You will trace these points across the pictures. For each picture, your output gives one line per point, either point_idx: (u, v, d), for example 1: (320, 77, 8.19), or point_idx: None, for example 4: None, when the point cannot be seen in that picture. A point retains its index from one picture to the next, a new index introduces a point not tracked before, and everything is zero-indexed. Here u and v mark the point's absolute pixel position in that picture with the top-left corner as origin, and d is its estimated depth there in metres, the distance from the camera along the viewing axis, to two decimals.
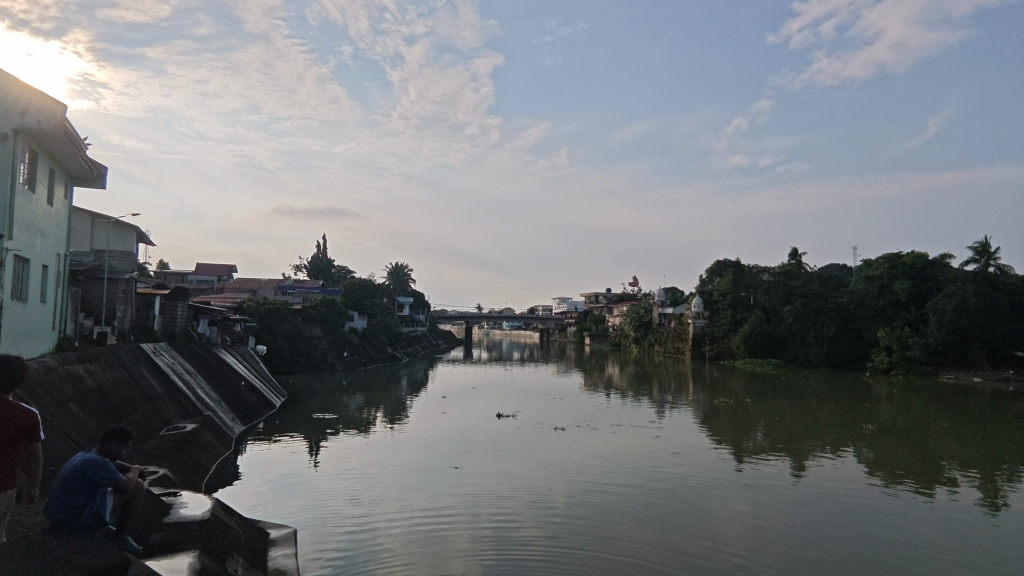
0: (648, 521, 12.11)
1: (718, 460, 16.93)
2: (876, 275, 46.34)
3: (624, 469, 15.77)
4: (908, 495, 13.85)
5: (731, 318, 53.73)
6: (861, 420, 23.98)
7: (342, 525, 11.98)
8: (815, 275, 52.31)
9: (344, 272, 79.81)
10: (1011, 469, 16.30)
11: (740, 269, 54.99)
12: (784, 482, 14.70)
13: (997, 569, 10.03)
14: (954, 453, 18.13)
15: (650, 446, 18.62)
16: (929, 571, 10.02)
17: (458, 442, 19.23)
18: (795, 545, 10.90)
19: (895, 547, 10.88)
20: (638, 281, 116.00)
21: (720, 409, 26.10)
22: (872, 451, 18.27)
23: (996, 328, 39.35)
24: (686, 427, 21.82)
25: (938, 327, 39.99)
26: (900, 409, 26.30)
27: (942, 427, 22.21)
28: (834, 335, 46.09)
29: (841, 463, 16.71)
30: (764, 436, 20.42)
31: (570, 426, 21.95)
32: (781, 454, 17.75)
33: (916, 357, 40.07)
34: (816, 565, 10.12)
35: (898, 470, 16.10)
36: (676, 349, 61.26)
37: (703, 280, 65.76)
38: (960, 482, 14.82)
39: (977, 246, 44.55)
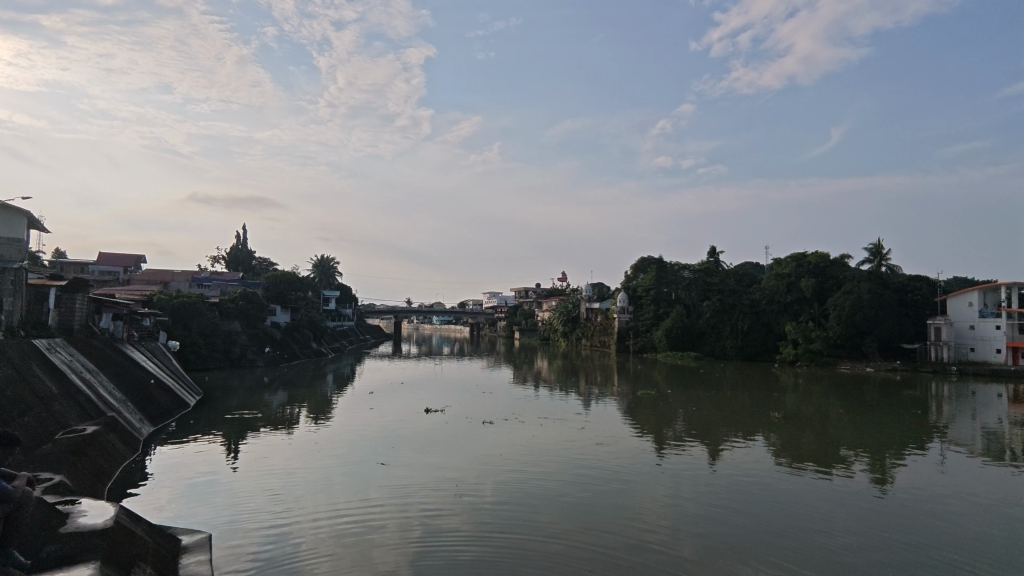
0: (575, 509, 12.36)
1: (640, 449, 17.58)
2: (785, 273, 49.54)
3: (551, 461, 16.07)
4: (809, 476, 14.94)
5: (654, 313, 55.97)
6: (770, 408, 25.71)
7: (262, 525, 11.52)
8: (731, 272, 55.28)
9: (266, 265, 76.47)
10: (897, 451, 17.96)
11: (662, 266, 57.22)
12: (700, 467, 15.52)
13: (885, 537, 11.08)
14: (848, 437, 19.80)
15: (576, 437, 19.14)
16: (828, 541, 10.91)
17: (386, 438, 18.95)
18: (710, 526, 11.49)
19: (797, 523, 11.73)
20: (566, 277, 118.19)
21: (643, 401, 27.17)
22: (778, 437, 19.57)
23: (887, 323, 43.11)
24: (610, 418, 22.56)
25: (837, 322, 43.34)
26: (804, 398, 28.42)
27: (840, 414, 24.17)
28: (748, 329, 49.03)
29: (752, 449, 17.79)
30: (683, 425, 21.46)
31: (498, 420, 22.12)
32: (698, 441, 18.70)
33: (819, 349, 43.31)
34: (729, 541, 10.79)
35: (801, 453, 17.37)
36: (602, 343, 63.04)
37: (628, 276, 67.93)
38: (854, 464, 16.22)
39: (872, 247, 48.57)
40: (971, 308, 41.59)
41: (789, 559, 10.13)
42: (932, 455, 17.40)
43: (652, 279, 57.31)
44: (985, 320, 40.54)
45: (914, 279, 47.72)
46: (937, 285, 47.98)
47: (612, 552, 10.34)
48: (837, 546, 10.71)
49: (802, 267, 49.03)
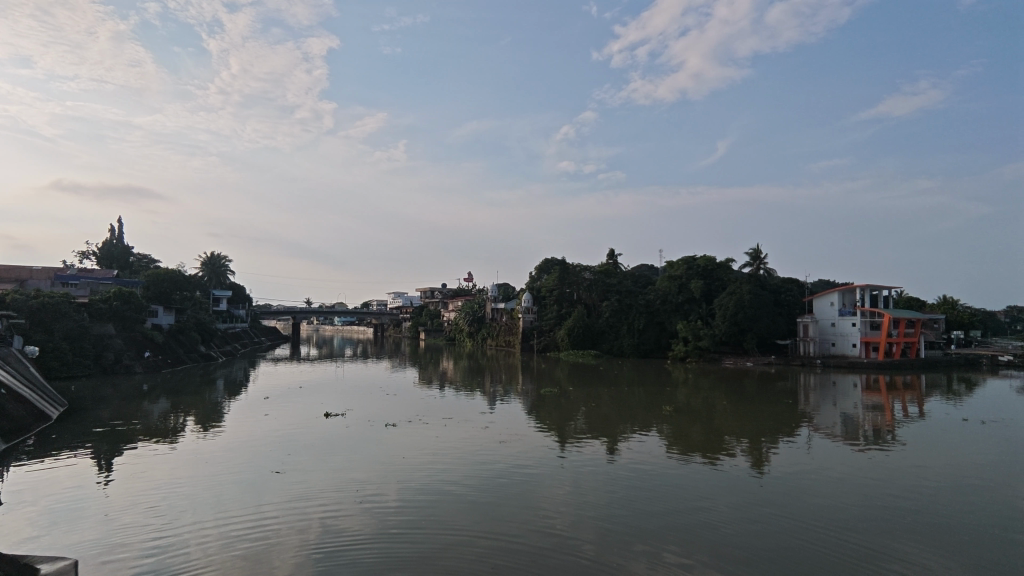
0: (480, 505, 12.47)
1: (543, 445, 18.00)
2: (677, 275, 52.87)
3: (455, 461, 16.06)
4: (697, 464, 16.04)
5: (557, 313, 57.54)
6: (663, 401, 27.27)
7: (141, 541, 10.59)
8: (628, 273, 58.05)
9: (146, 261, 70.13)
10: (771, 438, 19.72)
11: (565, 267, 58.91)
12: (599, 460, 16.20)
13: (764, 516, 12.09)
14: (732, 427, 21.45)
15: (480, 435, 19.29)
16: (716, 521, 11.74)
17: (282, 445, 17.97)
18: (607, 514, 12.04)
19: (684, 506, 12.57)
20: (472, 276, 118.51)
21: (546, 398, 27.87)
22: (670, 430, 20.83)
23: (764, 321, 47.22)
24: (514, 417, 22.93)
25: (722, 321, 46.88)
26: (692, 391, 30.47)
27: (724, 406, 26.16)
28: (643, 328, 51.74)
29: (647, 441, 18.79)
30: (584, 421, 22.23)
31: (401, 422, 21.71)
32: (597, 436, 19.48)
33: (706, 346, 46.57)
34: (626, 527, 11.31)
35: (690, 443, 18.62)
36: (507, 342, 63.87)
37: (532, 277, 69.32)
38: (735, 451, 17.61)
39: (752, 251, 52.94)
40: (833, 308, 46.57)
41: (681, 541, 10.78)
42: (800, 440, 19.30)
43: (555, 280, 58.79)
44: (844, 318, 45.57)
45: (787, 282, 52.64)
46: (805, 287, 53.32)
47: (517, 542, 10.56)
48: (722, 525, 11.58)
49: (692, 270, 52.56)
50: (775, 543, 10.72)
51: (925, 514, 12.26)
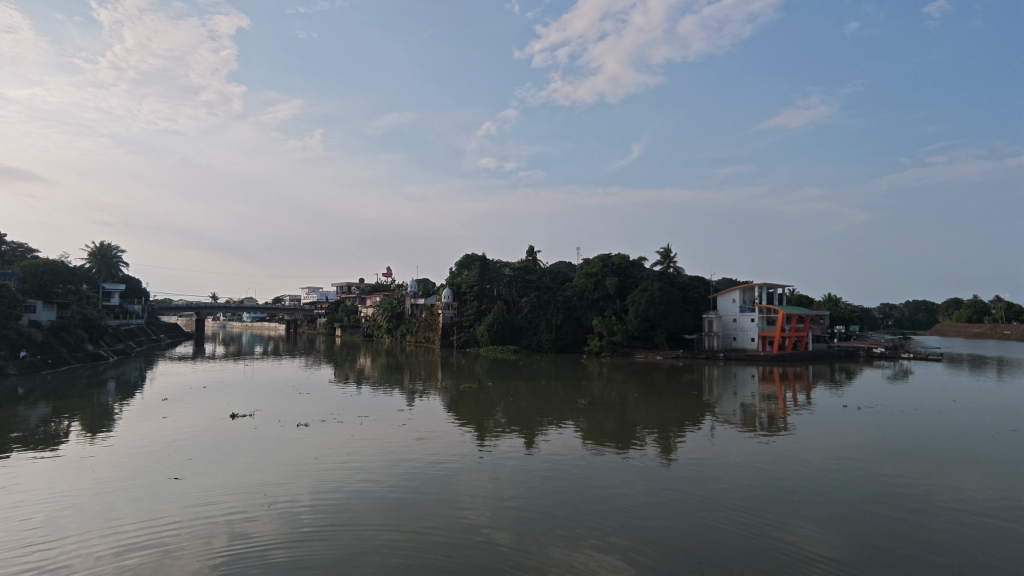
0: (398, 505, 12.21)
1: (461, 442, 18.00)
2: (594, 273, 54.65)
3: (371, 459, 15.76)
4: (609, 454, 16.72)
5: (477, 309, 57.66)
6: (579, 395, 28.08)
7: (17, 554, 9.72)
8: (547, 270, 59.11)
9: (22, 250, 63.17)
10: (678, 428, 20.82)
11: (485, 264, 59.09)
12: (516, 454, 16.49)
13: (670, 500, 12.78)
14: (642, 418, 22.47)
15: (397, 433, 19.05)
16: (627, 507, 12.31)
17: (182, 449, 16.88)
18: (524, 507, 12.20)
19: (598, 494, 13.09)
20: (391, 272, 116.14)
21: (465, 394, 27.89)
22: (585, 422, 21.48)
23: (674, 316, 49.75)
24: (433, 413, 22.83)
25: (635, 316, 48.92)
26: (607, 384, 31.57)
27: (636, 398, 27.33)
28: (561, 323, 52.94)
29: (563, 434, 19.25)
30: (502, 415, 22.49)
31: (314, 421, 21.01)
32: (515, 430, 19.76)
33: (620, 340, 48.37)
34: (542, 517, 11.63)
35: (603, 435, 19.35)
36: (426, 338, 63.28)
37: (453, 272, 69.02)
38: (644, 441, 18.48)
39: (663, 251, 55.57)
40: (734, 305, 49.79)
41: (595, 527, 11.22)
42: (703, 429, 20.53)
43: (475, 275, 58.86)
44: (744, 314, 48.89)
45: (694, 279, 55.71)
46: (710, 284, 56.68)
47: (436, 540, 10.44)
48: (633, 511, 12.07)
49: (608, 267, 54.52)
50: (683, 525, 11.30)
51: (811, 492, 13.39)
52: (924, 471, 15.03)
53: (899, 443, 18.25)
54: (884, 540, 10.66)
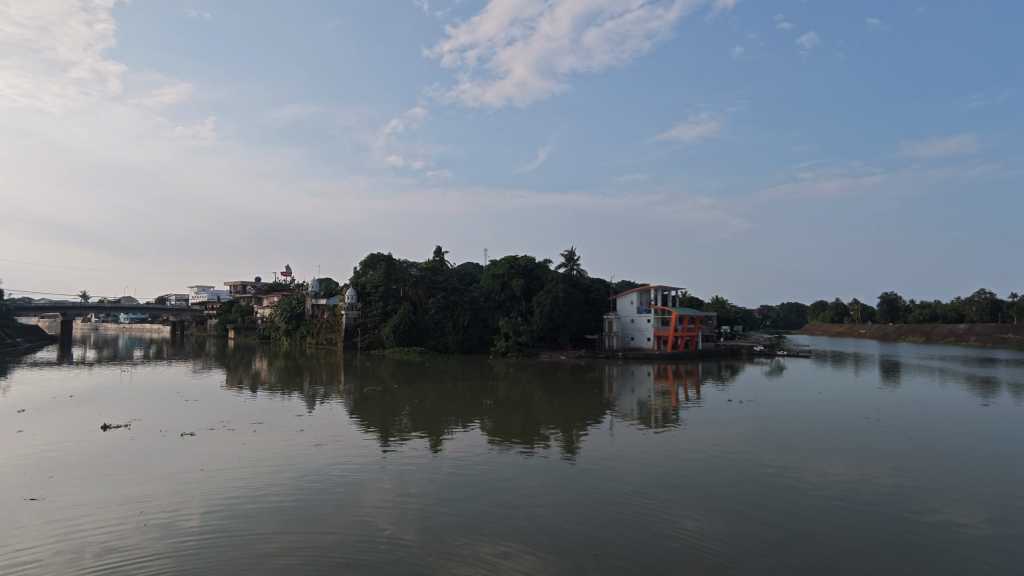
0: (297, 513, 11.65)
1: (363, 446, 17.51)
2: (500, 274, 55.52)
3: (265, 468, 14.92)
4: (515, 453, 16.95)
5: (382, 309, 56.36)
6: (484, 395, 28.29)
7: None
8: (454, 271, 59.04)
9: None
10: (580, 425, 21.58)
11: (391, 263, 57.90)
12: (422, 457, 16.30)
13: (574, 493, 13.20)
14: (546, 417, 23.05)
15: (294, 440, 18.18)
16: (534, 502, 12.55)
17: (41, 467, 15.07)
18: (431, 506, 12.12)
19: (504, 491, 13.27)
20: (290, 270, 110.52)
21: (370, 397, 27.17)
22: (491, 422, 21.71)
23: (577, 317, 51.44)
24: (335, 418, 22.04)
25: (540, 317, 50.06)
26: (512, 384, 32.08)
27: (540, 397, 27.97)
28: (468, 324, 52.99)
29: (468, 434, 19.34)
30: (408, 418, 22.13)
31: (201, 431, 19.56)
32: (421, 433, 19.57)
33: (525, 341, 49.21)
34: (451, 515, 11.60)
35: (509, 434, 19.61)
36: (328, 340, 60.90)
37: (357, 272, 67.04)
38: (548, 439, 18.95)
39: (567, 253, 57.37)
40: (632, 306, 52.41)
41: (502, 521, 11.36)
42: (603, 425, 21.45)
43: (380, 276, 57.42)
44: (642, 315, 51.50)
45: (596, 282, 58.00)
46: (611, 286, 59.21)
47: (338, 548, 10.05)
48: (537, 505, 12.34)
49: (514, 269, 55.69)
50: (585, 516, 11.70)
51: (696, 480, 14.38)
52: (791, 457, 16.67)
53: (771, 432, 20.11)
54: (763, 522, 11.61)
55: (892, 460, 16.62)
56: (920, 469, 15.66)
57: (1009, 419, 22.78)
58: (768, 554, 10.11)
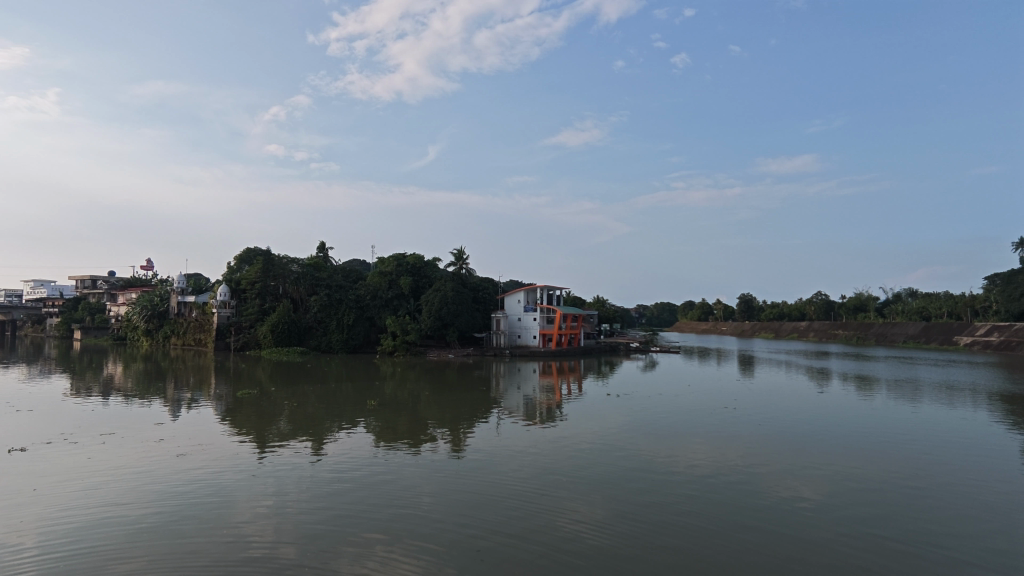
0: (156, 531, 10.63)
1: (235, 453, 16.41)
2: (387, 272, 54.65)
3: (116, 483, 13.51)
4: (401, 453, 16.74)
5: (259, 308, 52.82)
6: (370, 396, 27.63)
7: None
8: (338, 268, 56.90)
9: None
10: (466, 423, 21.77)
11: (269, 258, 54.44)
12: (303, 461, 15.60)
13: (461, 487, 13.42)
14: (432, 416, 22.96)
15: (153, 451, 16.61)
16: (420, 498, 12.59)
17: None
18: (312, 509, 11.76)
19: (389, 489, 13.19)
20: (150, 264, 100.10)
21: (244, 401, 25.53)
22: (377, 423, 21.25)
23: (466, 315, 51.71)
24: (203, 424, 20.41)
25: (429, 316, 49.76)
26: (399, 384, 31.65)
27: (427, 396, 27.84)
28: (353, 323, 51.29)
29: (353, 437, 18.76)
30: (287, 422, 21.04)
31: (38, 446, 17.22)
32: (302, 437, 18.71)
33: (413, 339, 48.55)
34: (333, 516, 11.33)
35: (395, 434, 19.31)
36: (196, 341, 56.06)
37: (231, 267, 62.33)
38: (435, 438, 18.89)
39: (457, 252, 57.53)
40: (519, 305, 53.76)
41: (388, 518, 11.31)
42: (490, 422, 21.76)
43: (257, 271, 53.78)
44: (528, 313, 52.99)
45: (484, 281, 58.79)
46: (499, 286, 60.25)
47: (209, 560, 9.46)
48: (425, 501, 12.31)
49: (402, 267, 55.00)
50: (470, 508, 11.97)
51: (575, 469, 15.13)
52: (662, 445, 18.10)
53: (644, 423, 21.65)
54: (640, 506, 12.36)
55: (747, 443, 18.59)
56: (768, 450, 17.69)
57: (839, 404, 26.44)
58: (648, 536, 10.74)
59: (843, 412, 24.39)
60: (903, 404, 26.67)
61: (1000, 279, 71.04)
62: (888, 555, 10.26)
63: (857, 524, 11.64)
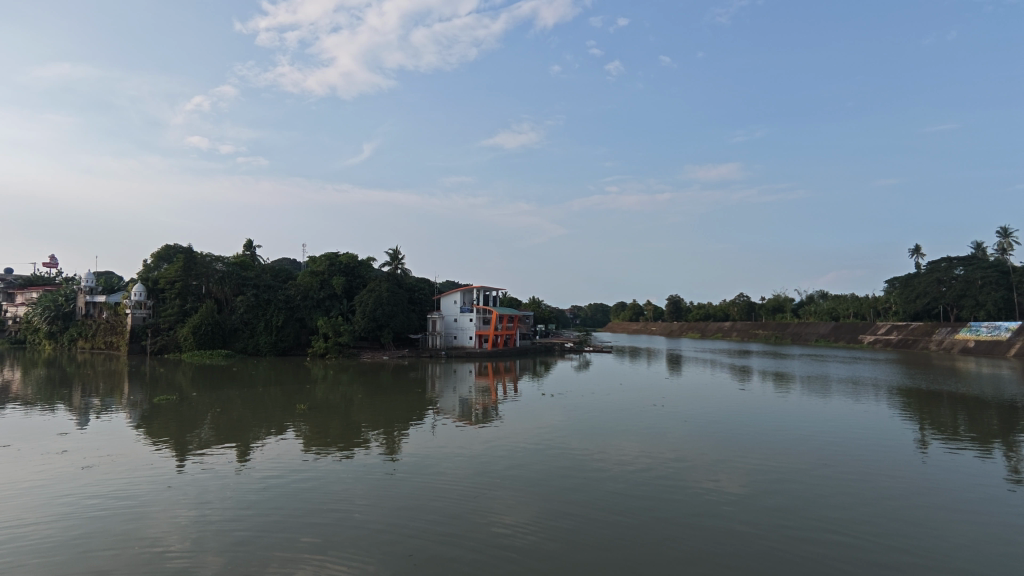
0: (61, 547, 9.92)
1: (152, 464, 15.48)
2: (319, 271, 53.30)
3: (14, 499, 12.45)
4: (332, 458, 16.34)
5: (178, 308, 49.88)
6: (300, 399, 26.83)
7: None
8: (266, 267, 54.69)
9: None
10: (401, 425, 21.52)
11: (191, 256, 51.58)
12: (226, 469, 14.93)
13: (394, 489, 13.27)
14: (366, 419, 22.54)
15: (58, 464, 15.40)
16: (352, 501, 12.38)
17: None
18: (238, 516, 11.33)
19: (320, 493, 12.88)
20: (55, 261, 92.46)
21: (162, 407, 24.11)
22: (307, 428, 20.61)
23: (401, 316, 51.02)
24: (116, 433, 19.11)
25: (362, 317, 48.73)
26: (332, 387, 30.86)
27: (361, 399, 27.31)
28: (281, 324, 49.40)
29: (282, 443, 18.11)
30: (210, 429, 20.05)
31: None
32: (226, 444, 17.89)
33: (346, 341, 47.27)
34: (259, 523, 10.98)
35: (326, 439, 18.79)
36: (107, 343, 52.28)
37: (147, 265, 58.59)
38: (369, 442, 18.54)
39: (392, 252, 56.67)
40: (455, 305, 53.63)
41: (319, 522, 11.07)
42: (425, 424, 21.57)
43: (177, 270, 50.85)
44: (464, 314, 52.95)
45: (419, 282, 58.27)
46: (435, 286, 59.86)
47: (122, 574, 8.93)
48: (356, 505, 12.12)
49: (334, 266, 53.79)
50: (404, 509, 11.90)
51: (510, 468, 15.30)
52: (595, 443, 18.59)
53: (578, 422, 22.15)
54: (573, 503, 12.60)
55: (674, 440, 19.39)
56: (693, 446, 18.52)
57: (758, 401, 28.02)
58: (579, 530, 11.08)
59: (762, 408, 25.88)
60: (814, 399, 28.64)
61: (899, 283, 77.55)
62: (808, 546, 10.73)
63: (779, 519, 12.09)
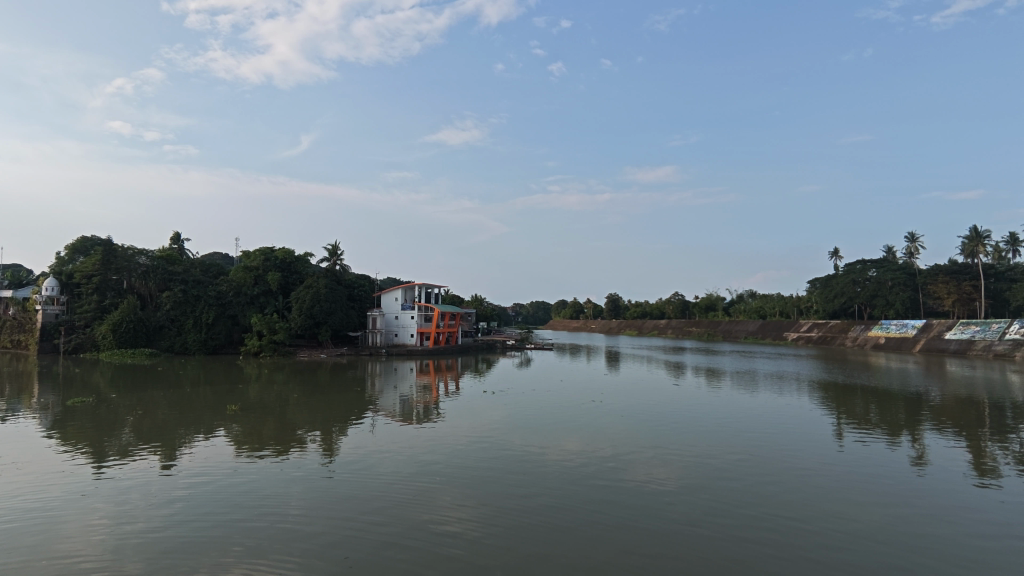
0: None
1: (67, 470, 14.48)
2: (253, 266, 51.31)
3: None
4: (266, 459, 15.77)
5: (96, 304, 46.71)
6: (232, 400, 25.75)
7: None
8: (195, 262, 52.09)
9: None
10: (339, 425, 21.04)
11: (111, 249, 48.43)
12: (150, 474, 14.15)
13: (332, 488, 12.98)
14: (302, 419, 21.89)
15: None
16: (288, 502, 12.02)
17: None
18: (164, 521, 10.79)
19: (253, 495, 12.43)
20: None
21: (77, 410, 22.51)
22: (240, 429, 19.81)
23: (340, 313, 49.79)
24: (25, 439, 17.73)
25: (299, 314, 47.20)
26: (266, 386, 29.79)
27: (297, 399, 26.50)
28: (212, 321, 47.14)
29: (212, 445, 17.33)
30: (133, 433, 18.91)
31: None
32: (151, 448, 16.93)
33: (281, 339, 45.64)
34: (188, 527, 10.49)
35: (260, 441, 18.11)
36: (14, 342, 48.31)
37: (61, 258, 54.56)
38: (305, 443, 18.03)
39: (331, 247, 55.15)
40: (396, 302, 52.87)
41: (252, 524, 10.68)
42: (365, 424, 21.15)
43: (95, 263, 47.65)
44: (405, 312, 52.27)
45: (359, 278, 57.04)
46: (375, 283, 58.75)
47: None
48: (292, 505, 11.77)
49: (269, 261, 51.91)
50: (341, 508, 11.65)
51: (452, 466, 15.24)
52: (536, 440, 18.74)
53: (520, 419, 22.30)
54: (515, 498, 12.70)
55: (612, 435, 19.83)
56: (631, 441, 18.99)
57: (691, 396, 29.08)
58: (520, 525, 11.18)
59: (695, 403, 26.85)
60: (743, 394, 29.99)
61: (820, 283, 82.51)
62: (738, 539, 11.06)
63: (713, 512, 12.45)
